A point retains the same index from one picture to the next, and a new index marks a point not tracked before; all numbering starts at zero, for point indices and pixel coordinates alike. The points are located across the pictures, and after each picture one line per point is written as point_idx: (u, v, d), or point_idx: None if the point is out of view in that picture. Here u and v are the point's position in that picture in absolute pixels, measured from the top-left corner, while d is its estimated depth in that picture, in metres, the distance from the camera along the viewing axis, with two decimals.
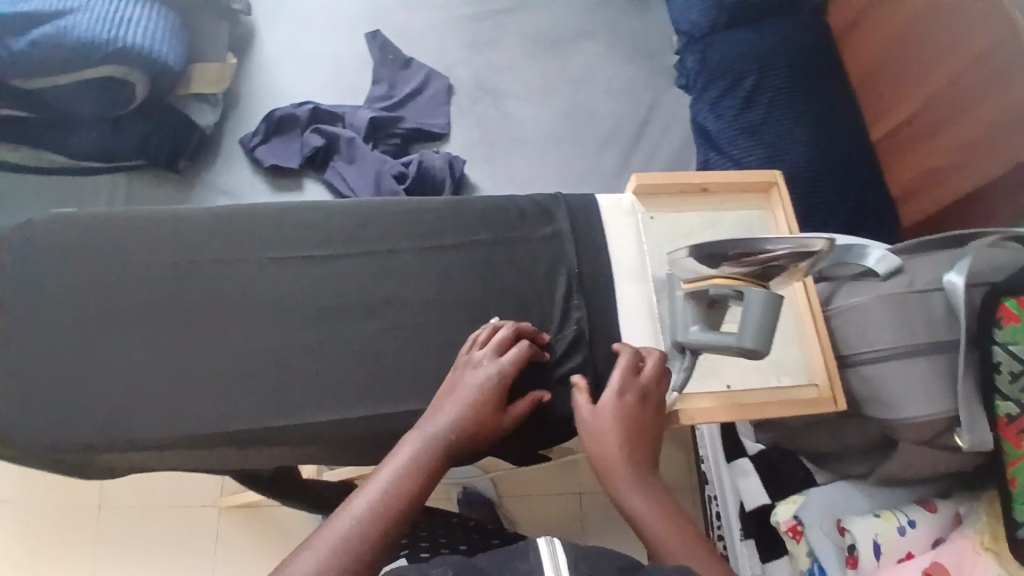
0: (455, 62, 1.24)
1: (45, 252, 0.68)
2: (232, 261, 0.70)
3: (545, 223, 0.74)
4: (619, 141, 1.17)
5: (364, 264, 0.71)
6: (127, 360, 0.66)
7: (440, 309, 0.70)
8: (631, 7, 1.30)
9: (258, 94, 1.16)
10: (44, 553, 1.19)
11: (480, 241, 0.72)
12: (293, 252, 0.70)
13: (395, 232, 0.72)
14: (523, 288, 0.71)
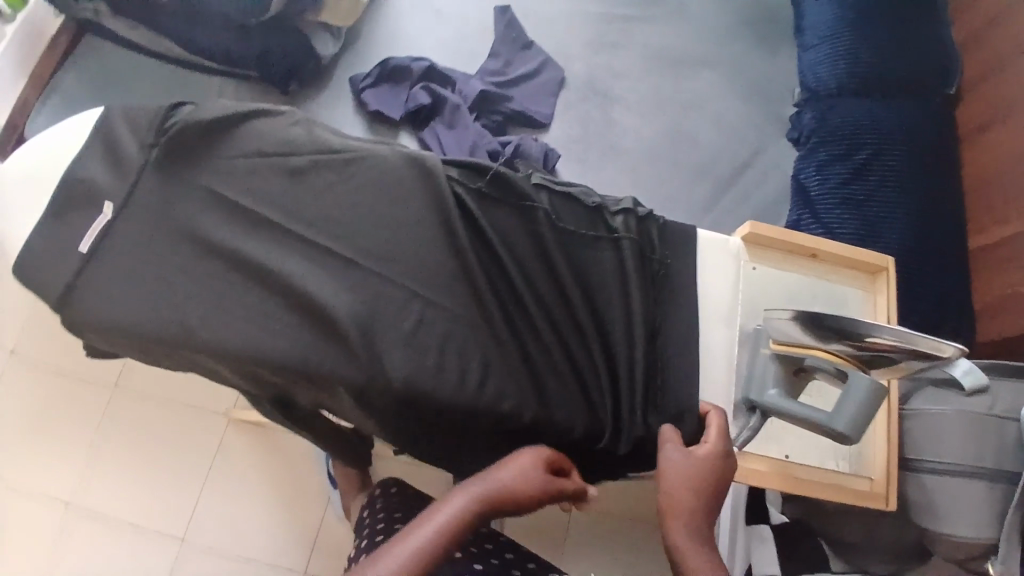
0: (574, 57, 1.23)
1: (169, 150, 0.65)
2: (337, 197, 0.66)
3: (650, 231, 0.69)
4: (716, 176, 1.14)
5: (452, 226, 0.66)
6: (199, 265, 0.63)
7: (520, 298, 0.67)
8: (762, 45, 1.26)
9: (380, 40, 1.17)
10: (61, 414, 1.28)
11: (598, 248, 0.69)
12: (394, 201, 0.67)
13: (490, 201, 0.68)
14: (616, 303, 0.68)
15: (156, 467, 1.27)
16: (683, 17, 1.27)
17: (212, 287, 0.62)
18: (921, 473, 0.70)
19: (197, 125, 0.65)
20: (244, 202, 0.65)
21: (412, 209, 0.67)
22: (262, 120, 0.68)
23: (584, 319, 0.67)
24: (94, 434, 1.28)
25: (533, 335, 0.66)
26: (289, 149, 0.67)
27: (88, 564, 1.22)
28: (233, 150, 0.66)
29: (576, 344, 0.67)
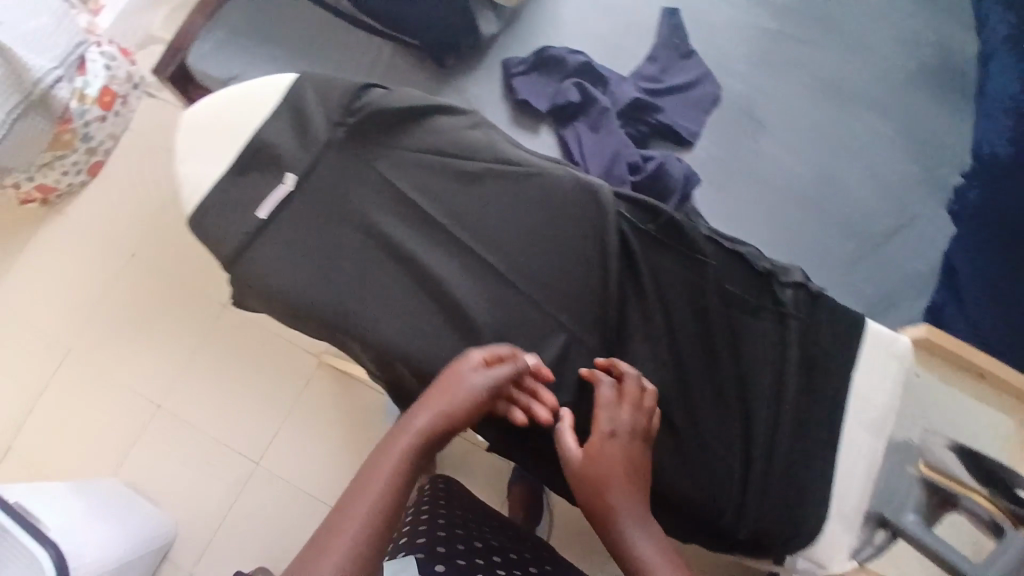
0: (735, 74, 1.14)
1: (361, 133, 0.69)
2: (510, 214, 0.68)
3: (817, 312, 0.68)
4: (860, 236, 1.08)
5: (618, 267, 0.68)
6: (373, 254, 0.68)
7: (668, 348, 0.68)
8: (945, 100, 1.15)
9: (539, 22, 1.13)
10: (172, 318, 1.40)
11: (758, 314, 0.68)
12: (566, 228, 0.68)
13: (658, 242, 0.69)
14: (765, 374, 0.67)
15: (243, 390, 1.36)
16: (864, 52, 1.16)
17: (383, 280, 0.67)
18: None
19: (393, 116, 0.70)
20: (419, 194, 0.69)
21: (581, 236, 0.68)
22: (448, 119, 0.72)
23: (727, 382, 0.67)
24: (195, 345, 1.38)
25: (676, 389, 0.67)
26: (467, 149, 0.70)
27: (168, 462, 1.34)
28: (418, 140, 0.70)
29: (714, 403, 0.68)
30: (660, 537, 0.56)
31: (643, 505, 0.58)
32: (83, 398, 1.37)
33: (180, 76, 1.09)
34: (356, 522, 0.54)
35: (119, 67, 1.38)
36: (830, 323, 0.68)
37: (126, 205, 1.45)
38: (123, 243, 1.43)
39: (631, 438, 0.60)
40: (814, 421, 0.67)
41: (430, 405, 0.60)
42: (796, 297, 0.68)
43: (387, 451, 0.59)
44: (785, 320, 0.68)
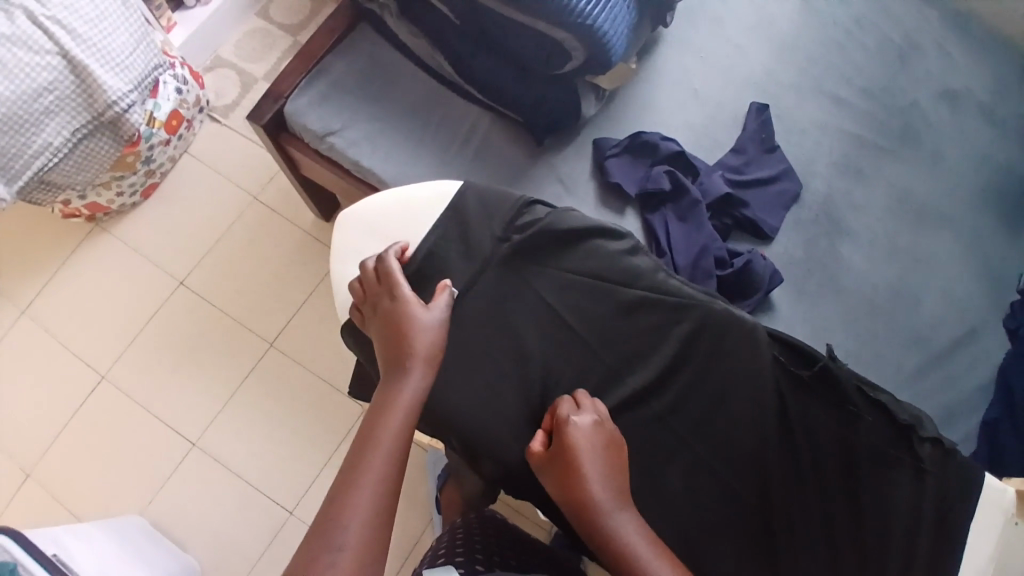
0: (815, 174, 1.19)
1: (542, 257, 0.87)
2: (669, 343, 0.84)
3: (947, 471, 0.75)
4: (926, 346, 1.11)
5: (762, 398, 0.81)
6: (536, 361, 0.83)
7: (801, 470, 0.80)
8: (1010, 220, 1.19)
9: (633, 105, 1.16)
10: (213, 351, 1.36)
11: (889, 457, 0.78)
12: (722, 360, 0.83)
13: (806, 385, 0.81)
14: (886, 510, 0.76)
15: (282, 433, 1.32)
16: (938, 166, 1.21)
17: (555, 379, 0.83)
18: None
19: (578, 245, 0.88)
20: (588, 310, 0.86)
21: (734, 370, 0.82)
22: (623, 242, 0.88)
23: (851, 515, 0.78)
24: (236, 381, 1.34)
25: (805, 508, 0.79)
26: (632, 271, 0.86)
27: (198, 502, 1.29)
28: (591, 258, 0.87)
29: (842, 534, 0.78)
30: (638, 519, 0.69)
31: (614, 494, 0.70)
32: (115, 426, 1.33)
33: (273, 124, 1.08)
34: (380, 464, 0.67)
35: (188, 92, 1.38)
36: (961, 482, 0.75)
37: (178, 228, 1.43)
38: (170, 268, 1.41)
39: (599, 442, 0.72)
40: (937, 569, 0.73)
41: (416, 358, 0.75)
42: (931, 453, 0.76)
43: (394, 402, 0.72)
44: (920, 474, 0.76)
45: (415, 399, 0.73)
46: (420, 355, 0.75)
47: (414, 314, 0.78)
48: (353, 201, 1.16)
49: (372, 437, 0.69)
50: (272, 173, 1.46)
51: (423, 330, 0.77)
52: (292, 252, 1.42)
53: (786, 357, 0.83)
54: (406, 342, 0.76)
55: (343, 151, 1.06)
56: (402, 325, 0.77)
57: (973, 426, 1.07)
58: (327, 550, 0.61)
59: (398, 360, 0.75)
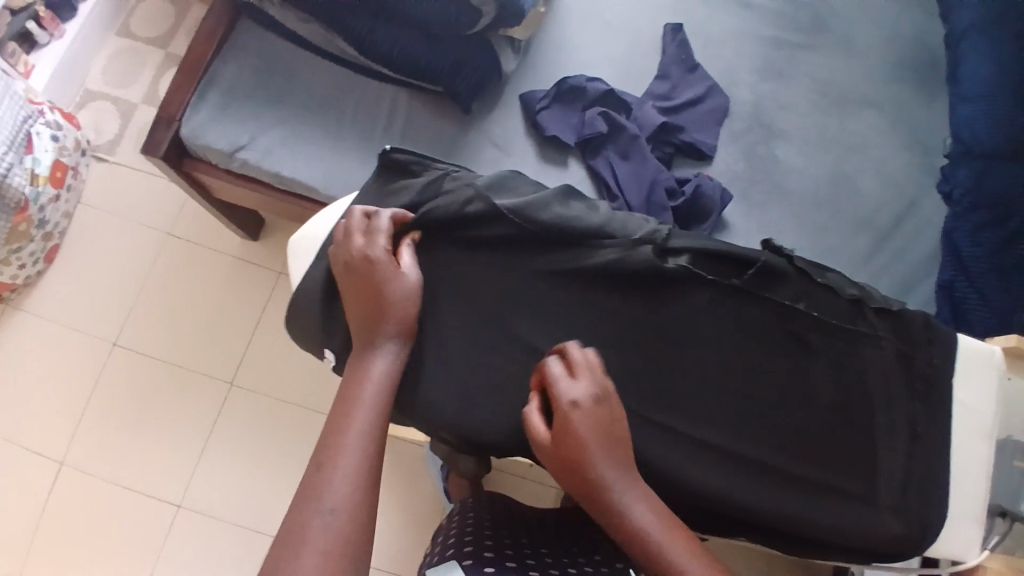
0: (739, 83, 1.19)
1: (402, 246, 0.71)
2: (584, 276, 0.69)
3: (909, 329, 0.67)
4: (875, 227, 1.15)
5: (692, 308, 0.68)
6: (445, 336, 0.69)
7: (765, 380, 0.67)
8: (921, 92, 1.24)
9: (550, 51, 1.11)
10: (173, 404, 1.27)
11: (851, 335, 0.67)
12: (641, 276, 0.67)
13: (736, 291, 0.67)
14: (870, 392, 0.67)
15: (270, 471, 1.25)
16: (850, 53, 1.24)
17: (471, 361, 0.68)
18: None
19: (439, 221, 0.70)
20: (485, 273, 0.70)
21: (653, 293, 0.68)
22: (492, 188, 0.71)
23: (840, 411, 0.67)
24: (207, 430, 1.26)
25: (783, 420, 0.67)
26: (515, 219, 0.69)
27: (200, 561, 1.22)
28: (455, 235, 0.70)
29: (848, 437, 0.67)
30: (646, 489, 0.58)
31: (625, 467, 0.59)
32: (89, 509, 1.23)
33: (172, 151, 0.97)
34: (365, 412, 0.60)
35: (65, 136, 1.24)
36: (933, 335, 0.68)
37: (96, 285, 1.30)
38: (101, 329, 1.28)
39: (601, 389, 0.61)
40: (939, 433, 0.67)
41: (394, 314, 0.64)
42: (886, 317, 0.68)
43: (371, 370, 0.63)
44: (881, 342, 0.67)
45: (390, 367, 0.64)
46: (385, 310, 0.65)
47: (388, 278, 0.65)
48: (282, 214, 1.08)
49: (356, 391, 0.62)
50: (183, 204, 1.33)
51: (382, 281, 0.65)
52: (227, 282, 1.31)
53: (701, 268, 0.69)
54: (363, 299, 0.65)
55: (258, 165, 0.97)
56: (370, 285, 0.65)
57: (930, 290, 1.13)
58: (317, 511, 0.54)
59: (365, 309, 0.65)
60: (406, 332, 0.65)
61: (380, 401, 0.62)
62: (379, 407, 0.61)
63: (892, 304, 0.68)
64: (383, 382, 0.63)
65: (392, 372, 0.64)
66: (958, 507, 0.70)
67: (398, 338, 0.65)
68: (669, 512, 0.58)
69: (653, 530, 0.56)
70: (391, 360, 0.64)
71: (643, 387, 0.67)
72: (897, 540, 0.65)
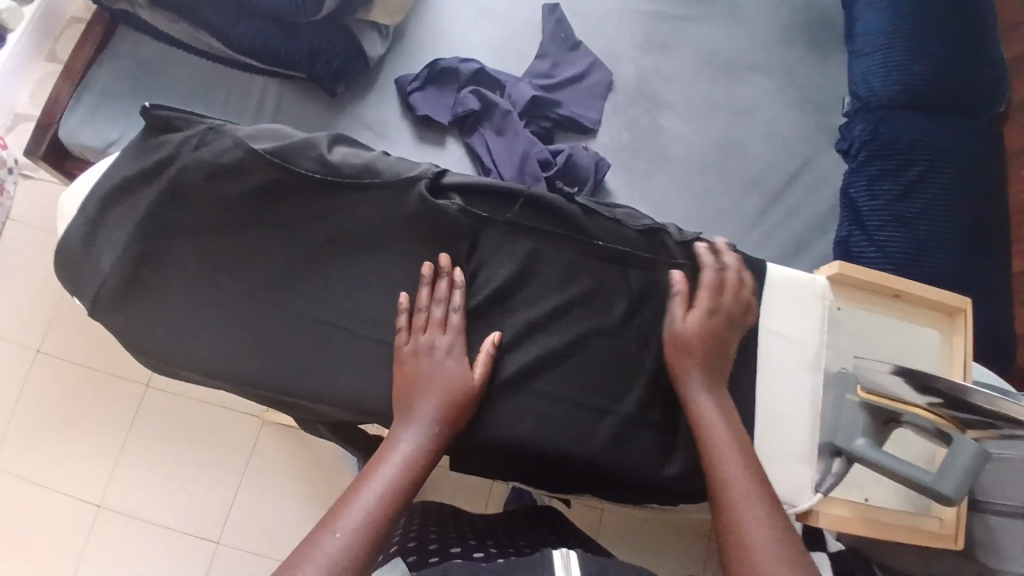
0: (622, 58, 1.20)
1: (174, 191, 0.60)
2: (375, 218, 0.61)
3: (703, 258, 0.66)
4: (766, 189, 1.16)
5: (485, 248, 0.63)
6: (217, 288, 0.60)
7: (559, 324, 0.63)
8: (812, 53, 1.25)
9: (426, 35, 1.13)
10: (90, 408, 1.28)
11: (647, 269, 0.65)
12: (429, 214, 0.61)
13: (523, 231, 0.63)
14: (673, 327, 0.65)
15: (190, 467, 1.26)
16: (736, 21, 1.25)
17: (250, 315, 0.60)
18: (988, 513, 0.71)
19: (206, 163, 0.60)
20: (251, 219, 0.61)
21: (441, 235, 0.62)
22: (247, 130, 0.62)
23: (636, 344, 0.64)
24: (124, 432, 1.27)
25: (576, 363, 0.63)
26: (273, 161, 0.60)
27: (126, 560, 1.23)
28: (224, 180, 0.60)
29: (642, 371, 0.64)
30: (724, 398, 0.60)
31: (713, 374, 0.61)
32: (14, 516, 1.24)
33: (53, 153, 1.01)
34: (381, 483, 0.52)
35: None
36: (731, 264, 0.67)
37: (12, 298, 1.31)
38: (22, 338, 1.30)
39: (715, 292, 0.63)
40: (742, 362, 0.66)
41: (435, 395, 0.57)
42: (682, 247, 0.66)
43: (395, 444, 0.55)
44: (678, 272, 0.65)
45: (419, 449, 0.55)
46: (440, 400, 0.57)
47: (453, 367, 0.59)
48: None
49: (375, 460, 0.54)
50: None
51: (443, 372, 0.58)
52: None
53: (488, 207, 0.63)
54: (406, 389, 0.58)
55: None
56: (412, 370, 0.58)
57: (827, 246, 1.14)
58: None
59: (404, 391, 0.58)
60: (447, 413, 0.57)
61: (400, 478, 0.53)
62: (399, 485, 0.52)
63: (683, 235, 0.67)
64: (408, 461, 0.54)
65: (422, 450, 0.55)
66: (787, 442, 0.65)
67: (442, 423, 0.56)
68: (753, 462, 0.56)
69: (728, 467, 0.55)
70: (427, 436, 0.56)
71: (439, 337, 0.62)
72: (693, 473, 0.64)
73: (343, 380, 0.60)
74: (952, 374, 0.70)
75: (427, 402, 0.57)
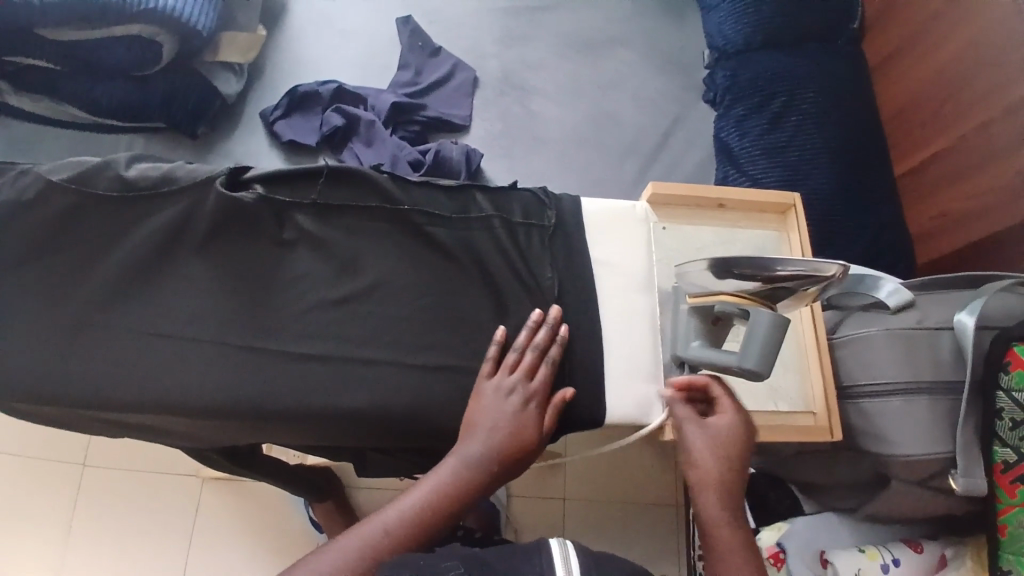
0: (484, 54, 1.24)
1: None
2: (178, 221, 0.63)
3: (513, 204, 0.68)
4: (641, 149, 1.19)
5: (296, 230, 0.64)
6: (32, 315, 0.62)
7: (381, 291, 0.64)
8: (666, 15, 1.30)
9: (288, 69, 1.18)
10: (30, 496, 1.23)
11: (462, 220, 0.66)
12: (228, 208, 0.63)
13: (328, 208, 0.65)
14: (493, 273, 0.66)
15: (139, 539, 1.23)
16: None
17: (65, 334, 0.61)
18: (861, 399, 0.70)
19: (7, 199, 0.63)
20: (59, 244, 0.63)
21: (249, 228, 0.64)
22: (49, 166, 0.64)
23: (459, 293, 0.66)
24: (66, 513, 1.23)
25: (405, 325, 0.64)
26: (73, 188, 0.63)
27: None
28: (28, 214, 0.63)
29: (473, 316, 0.65)
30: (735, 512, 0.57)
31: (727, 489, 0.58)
32: None
33: None
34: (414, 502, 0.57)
35: None
36: (542, 204, 0.69)
37: None
38: None
39: (718, 451, 0.59)
40: (571, 291, 0.67)
41: (500, 433, 0.60)
42: (492, 197, 0.68)
43: (449, 472, 0.58)
44: (490, 220, 0.67)
45: (466, 483, 0.58)
46: (502, 439, 0.60)
47: (526, 406, 0.61)
48: None
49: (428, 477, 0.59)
50: None
51: (506, 411, 0.60)
52: None
53: (291, 191, 0.65)
54: (471, 418, 0.61)
55: None
56: (485, 403, 0.61)
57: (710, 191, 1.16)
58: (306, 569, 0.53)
59: (474, 419, 0.61)
60: (504, 453, 0.59)
61: (437, 503, 0.57)
62: (433, 511, 0.57)
63: (492, 188, 0.69)
64: (455, 486, 0.58)
65: (465, 484, 0.58)
66: (631, 361, 0.66)
67: (496, 461, 0.59)
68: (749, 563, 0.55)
69: None
70: (484, 467, 0.59)
71: (257, 325, 0.62)
72: None
73: (163, 382, 0.60)
74: None
75: (489, 440, 0.59)
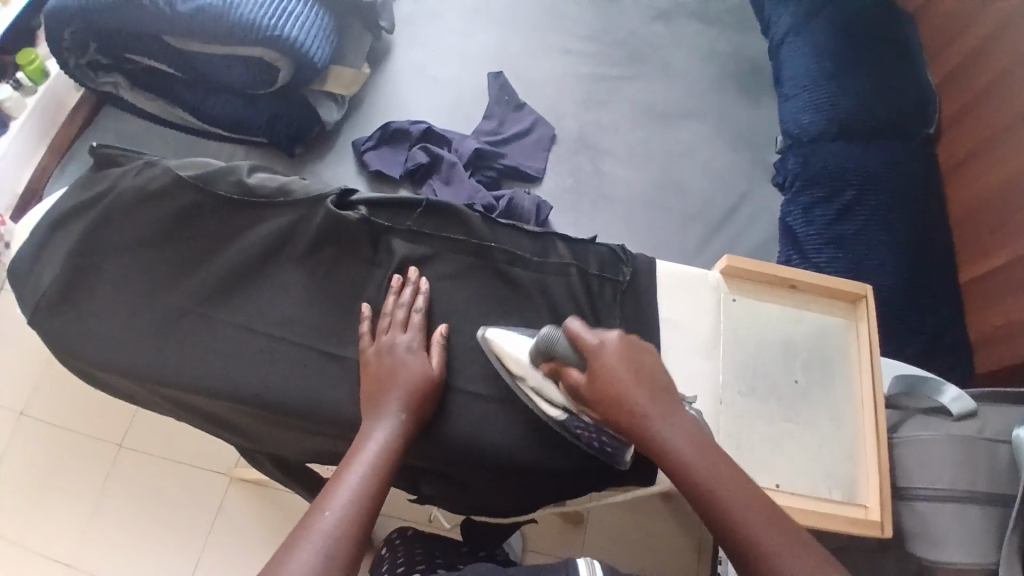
0: (565, 114, 1.31)
1: (111, 212, 0.69)
2: (282, 228, 0.68)
3: (590, 256, 0.72)
4: (706, 220, 1.23)
5: (385, 250, 0.69)
6: (138, 294, 0.67)
7: (456, 319, 0.67)
8: (743, 99, 1.36)
9: (383, 105, 1.26)
10: (67, 469, 1.27)
11: (542, 265, 0.70)
12: (330, 222, 0.68)
13: (419, 235, 0.69)
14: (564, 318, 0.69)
15: (160, 531, 1.23)
16: (669, 74, 1.37)
17: (165, 316, 0.66)
18: (914, 500, 0.70)
19: (137, 187, 0.69)
20: (173, 234, 0.69)
21: (345, 244, 0.68)
22: (176, 162, 0.71)
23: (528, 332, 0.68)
24: (96, 492, 1.25)
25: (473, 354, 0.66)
26: (196, 184, 0.69)
27: None
28: (153, 202, 0.69)
29: None
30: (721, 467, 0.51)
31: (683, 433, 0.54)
32: None
33: None
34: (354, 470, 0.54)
35: None
36: (619, 260, 0.72)
37: None
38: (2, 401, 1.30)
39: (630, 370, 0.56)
40: None
41: (407, 390, 0.60)
42: (572, 246, 0.72)
43: (371, 436, 0.57)
44: (568, 269, 0.70)
45: (393, 438, 0.57)
46: (409, 393, 0.60)
47: (416, 362, 0.62)
48: None
49: (355, 450, 0.56)
50: None
51: (408, 367, 0.61)
52: None
53: (388, 216, 0.70)
54: (379, 379, 0.61)
55: None
56: (387, 368, 0.61)
57: None
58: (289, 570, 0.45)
59: (373, 384, 0.61)
60: (415, 406, 0.60)
61: (381, 467, 0.55)
62: (382, 476, 0.54)
63: (574, 239, 0.72)
64: (389, 448, 0.56)
65: (395, 442, 0.57)
66: None
67: (408, 413, 0.59)
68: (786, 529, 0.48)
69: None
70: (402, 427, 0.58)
71: (338, 335, 0.66)
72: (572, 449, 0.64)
73: (244, 374, 0.64)
74: (857, 357, 0.72)
75: (403, 396, 0.60)
